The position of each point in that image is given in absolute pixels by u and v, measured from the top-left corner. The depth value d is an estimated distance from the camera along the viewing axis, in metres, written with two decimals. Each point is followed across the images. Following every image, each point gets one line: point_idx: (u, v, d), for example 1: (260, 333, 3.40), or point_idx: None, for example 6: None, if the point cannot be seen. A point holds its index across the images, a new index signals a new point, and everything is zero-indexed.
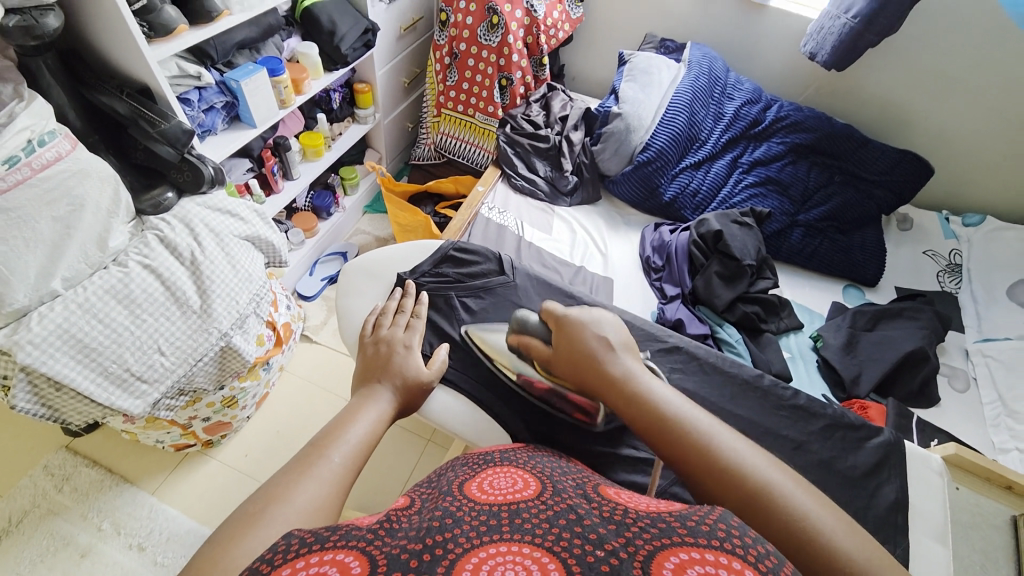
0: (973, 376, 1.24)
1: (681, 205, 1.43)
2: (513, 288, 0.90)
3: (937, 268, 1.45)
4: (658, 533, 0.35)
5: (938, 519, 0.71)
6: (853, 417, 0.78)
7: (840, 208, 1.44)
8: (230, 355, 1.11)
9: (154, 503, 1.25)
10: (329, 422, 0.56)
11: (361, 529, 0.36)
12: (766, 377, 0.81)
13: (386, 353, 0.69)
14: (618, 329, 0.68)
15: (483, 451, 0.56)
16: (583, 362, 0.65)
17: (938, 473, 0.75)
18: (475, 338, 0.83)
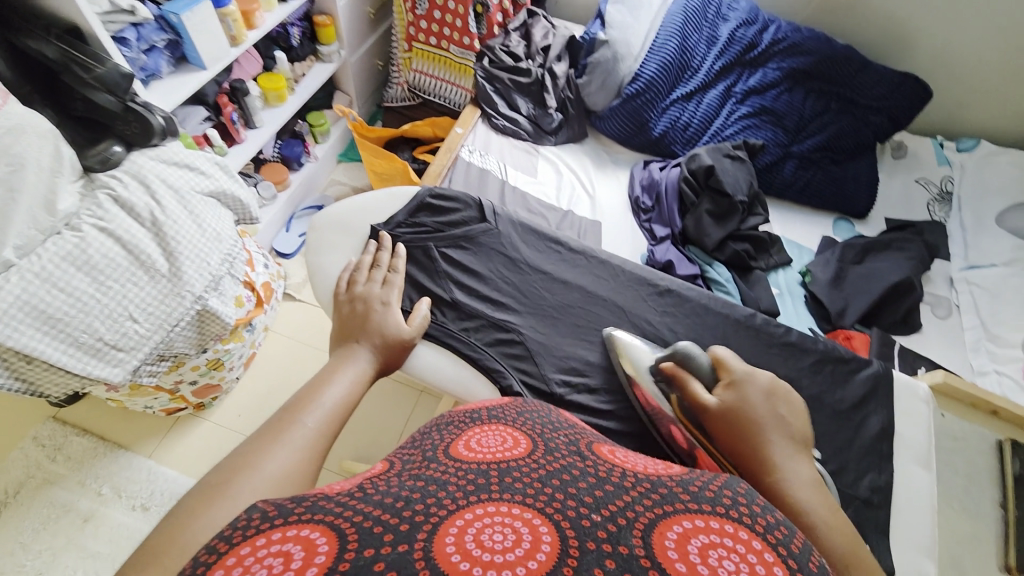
0: (956, 304, 1.26)
1: (671, 141, 1.35)
2: (496, 236, 0.85)
3: (928, 196, 1.43)
4: (660, 500, 0.33)
5: (921, 443, 0.73)
6: (843, 350, 0.78)
7: (835, 137, 1.39)
8: (208, 318, 1.06)
9: (152, 467, 1.25)
10: (304, 386, 0.54)
11: (329, 498, 0.33)
12: (758, 316, 0.80)
13: (363, 311, 0.66)
14: (803, 426, 0.60)
15: (467, 409, 0.53)
16: (746, 425, 0.57)
17: (923, 401, 0.77)
18: (460, 290, 0.80)
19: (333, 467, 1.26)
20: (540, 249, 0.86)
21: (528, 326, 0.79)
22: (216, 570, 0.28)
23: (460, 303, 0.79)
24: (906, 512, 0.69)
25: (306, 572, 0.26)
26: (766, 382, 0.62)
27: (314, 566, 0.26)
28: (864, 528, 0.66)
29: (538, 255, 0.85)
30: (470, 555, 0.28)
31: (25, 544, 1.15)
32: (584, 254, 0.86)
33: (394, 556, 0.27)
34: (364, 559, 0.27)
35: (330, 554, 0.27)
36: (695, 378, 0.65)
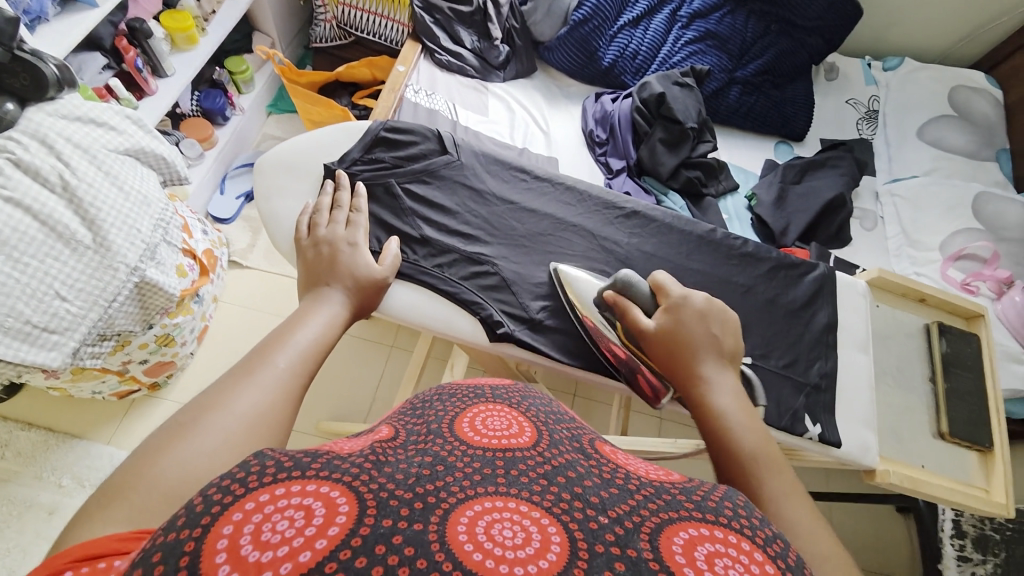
0: (881, 216, 1.38)
1: (621, 71, 1.33)
2: (458, 168, 0.83)
3: (857, 116, 1.52)
4: (664, 505, 0.33)
5: (860, 333, 0.82)
6: (794, 258, 0.84)
7: (775, 60, 1.42)
8: (150, 290, 0.98)
9: (113, 452, 1.19)
10: (275, 327, 0.51)
11: (345, 457, 0.33)
12: (718, 232, 0.84)
13: (329, 255, 0.64)
14: (734, 338, 0.61)
15: (469, 381, 0.48)
16: (678, 351, 0.59)
17: (860, 296, 0.85)
18: (429, 226, 0.78)
19: (309, 430, 1.25)
20: (505, 180, 0.84)
21: (501, 260, 0.78)
22: (239, 511, 0.28)
23: (430, 239, 0.77)
24: (849, 393, 0.78)
25: (329, 531, 0.27)
26: (702, 303, 0.63)
27: (336, 529, 0.27)
28: (815, 410, 0.75)
29: (504, 185, 0.84)
30: (481, 547, 0.28)
31: None
32: (549, 184, 0.85)
33: (411, 536, 0.27)
34: (382, 530, 0.27)
35: (351, 517, 0.28)
36: (635, 306, 0.65)
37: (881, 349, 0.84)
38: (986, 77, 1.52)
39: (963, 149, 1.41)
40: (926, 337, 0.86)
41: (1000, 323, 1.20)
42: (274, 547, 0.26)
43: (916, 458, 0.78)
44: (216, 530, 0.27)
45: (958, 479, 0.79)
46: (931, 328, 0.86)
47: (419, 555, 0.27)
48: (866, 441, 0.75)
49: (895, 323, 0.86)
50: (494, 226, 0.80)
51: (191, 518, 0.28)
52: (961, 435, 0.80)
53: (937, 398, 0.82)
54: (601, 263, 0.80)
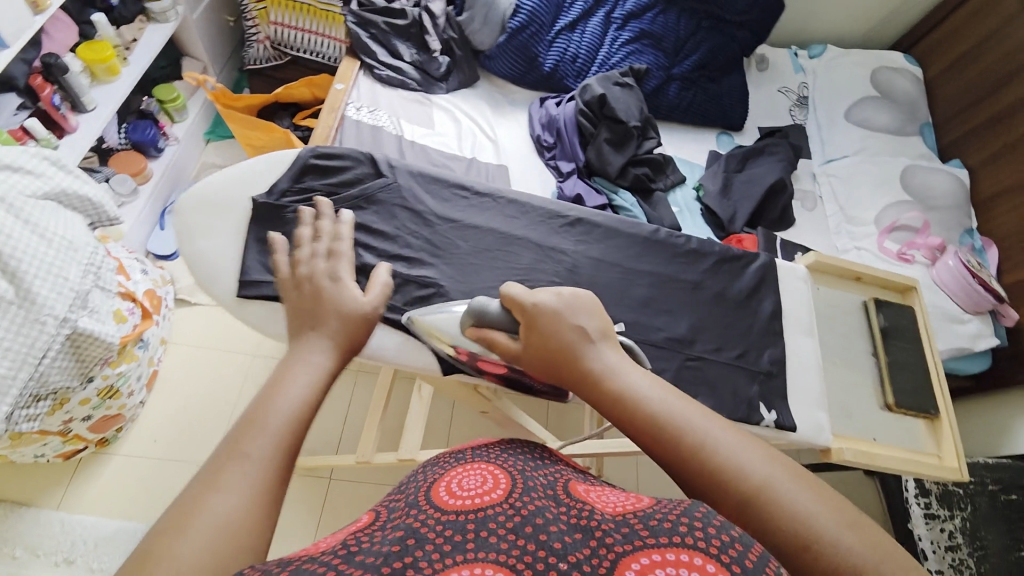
0: (820, 195, 1.46)
1: (562, 75, 1.35)
2: (395, 190, 0.82)
3: (789, 103, 1.60)
4: (621, 538, 0.34)
5: (805, 316, 0.86)
6: (736, 250, 0.87)
7: (709, 55, 1.47)
8: (84, 341, 0.92)
9: (66, 517, 1.11)
10: (264, 383, 0.44)
11: (317, 557, 0.32)
12: (662, 231, 0.86)
13: (314, 290, 0.58)
14: (600, 314, 0.55)
15: (456, 447, 0.49)
16: (555, 358, 0.52)
17: (801, 279, 0.89)
18: (370, 252, 0.76)
19: None
20: (445, 198, 0.83)
21: (459, 279, 0.78)
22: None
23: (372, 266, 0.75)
24: (799, 377, 0.81)
25: None
26: (551, 301, 0.55)
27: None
28: (769, 397, 0.78)
29: (445, 204, 0.83)
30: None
31: None
32: (491, 198, 0.85)
33: None
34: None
35: None
36: (496, 332, 0.59)
37: (824, 330, 0.88)
38: (903, 57, 1.62)
39: (888, 127, 1.50)
40: (865, 311, 0.91)
41: (938, 289, 1.27)
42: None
43: (868, 432, 0.83)
44: None
45: (911, 448, 0.84)
46: (868, 304, 0.90)
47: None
48: (818, 421, 0.79)
49: (839, 302, 0.91)
50: (440, 247, 0.80)
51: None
52: (907, 405, 0.84)
53: (881, 371, 0.87)
54: (554, 272, 0.81)
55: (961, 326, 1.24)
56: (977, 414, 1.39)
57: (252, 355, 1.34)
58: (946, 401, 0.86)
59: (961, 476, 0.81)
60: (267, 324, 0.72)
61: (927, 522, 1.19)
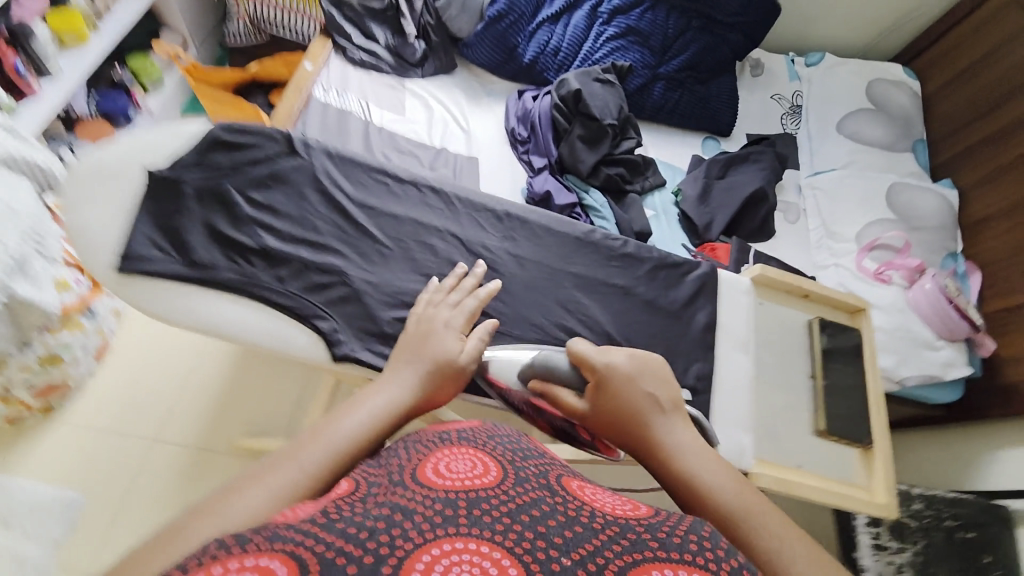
0: (804, 208, 1.42)
1: (543, 68, 1.31)
2: (306, 171, 0.78)
3: (782, 111, 1.55)
4: (629, 546, 0.36)
5: (741, 331, 0.84)
6: (675, 257, 0.86)
7: (698, 56, 1.43)
8: (20, 308, 0.91)
9: (6, 482, 1.09)
10: (334, 411, 0.51)
11: (291, 526, 0.33)
12: (596, 233, 0.85)
13: (424, 330, 0.65)
14: (670, 386, 0.63)
15: (438, 428, 0.49)
16: (616, 418, 0.60)
17: (744, 292, 0.87)
18: (270, 235, 0.74)
19: (223, 448, 1.20)
20: (362, 183, 0.80)
21: (386, 270, 0.76)
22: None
23: (271, 249, 0.73)
24: (725, 395, 0.80)
25: None
26: (623, 366, 0.64)
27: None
28: None
29: (364, 190, 0.80)
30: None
31: None
32: (411, 186, 0.82)
33: None
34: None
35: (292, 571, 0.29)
36: (562, 388, 0.66)
37: (764, 349, 0.85)
38: (903, 70, 1.57)
39: (879, 142, 1.45)
40: (808, 333, 0.87)
41: (912, 310, 1.23)
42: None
43: (795, 459, 0.80)
44: None
45: (842, 478, 0.81)
46: (813, 323, 0.87)
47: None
48: (741, 443, 0.77)
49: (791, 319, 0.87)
50: (361, 237, 0.77)
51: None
52: (840, 433, 0.81)
53: (816, 399, 0.83)
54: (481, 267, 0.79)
55: (934, 352, 1.19)
56: (946, 444, 1.33)
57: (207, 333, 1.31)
58: (881, 432, 0.83)
59: (889, 513, 0.78)
60: (146, 300, 0.69)
61: (875, 553, 1.17)
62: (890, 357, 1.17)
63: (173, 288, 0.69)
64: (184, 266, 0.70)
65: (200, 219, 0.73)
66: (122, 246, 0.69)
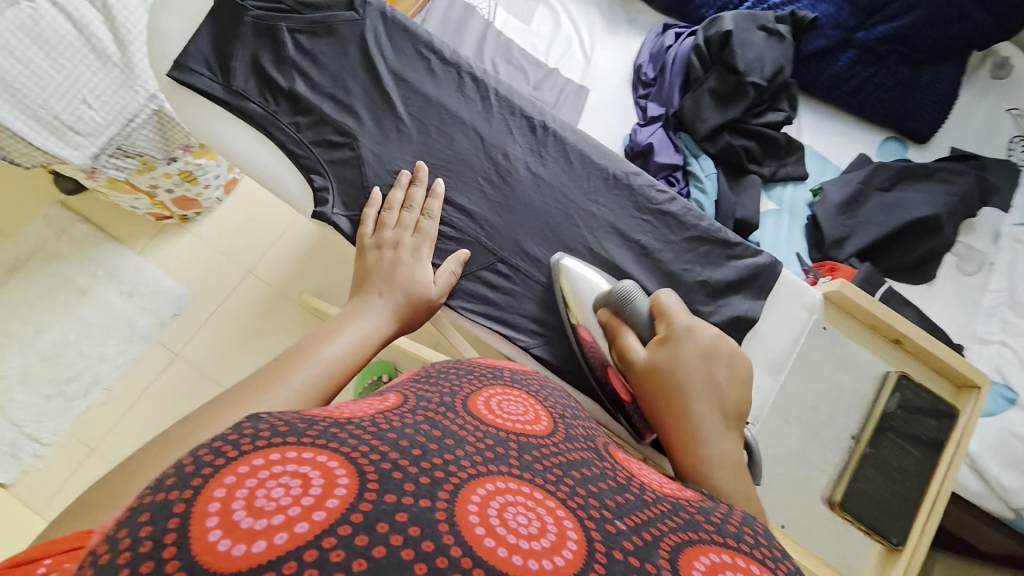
0: (992, 261, 1.06)
1: (702, 3, 1.12)
2: (358, 28, 0.77)
3: (1017, 130, 1.13)
4: (681, 525, 0.36)
5: (779, 350, 0.71)
6: (728, 234, 0.73)
7: (917, 26, 1.09)
8: (168, 124, 1.05)
9: (139, 262, 1.37)
10: (305, 339, 0.53)
11: (343, 425, 0.32)
12: (639, 178, 0.75)
13: (391, 261, 0.64)
14: (742, 381, 0.58)
15: (490, 364, 0.51)
16: (666, 388, 0.56)
17: (806, 308, 0.73)
18: (303, 82, 0.74)
19: (293, 297, 1.37)
20: (405, 54, 0.77)
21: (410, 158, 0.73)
22: (232, 473, 0.27)
23: (298, 95, 0.74)
24: None
25: (329, 503, 0.26)
26: (710, 339, 0.59)
27: (335, 501, 0.26)
28: None
29: (404, 61, 0.77)
30: (496, 533, 0.28)
31: (31, 303, 1.31)
32: (455, 71, 0.77)
33: (416, 512, 0.27)
34: (385, 507, 0.26)
35: (352, 490, 0.27)
36: (629, 330, 0.62)
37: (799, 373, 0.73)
38: None
39: None
40: (878, 386, 0.73)
41: None
42: (267, 516, 0.25)
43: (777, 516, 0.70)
44: (208, 493, 0.26)
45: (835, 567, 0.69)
46: (890, 376, 0.72)
47: (425, 536, 0.26)
48: None
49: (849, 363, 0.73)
50: (388, 109, 0.74)
51: (181, 479, 0.27)
52: (853, 513, 0.69)
53: (848, 461, 0.71)
54: (510, 178, 0.74)
55: None
56: None
57: None
58: (920, 534, 0.67)
59: None
60: (188, 113, 0.74)
61: None
62: None
63: (207, 108, 0.73)
64: (223, 90, 0.73)
65: (250, 49, 0.74)
66: (180, 54, 0.73)
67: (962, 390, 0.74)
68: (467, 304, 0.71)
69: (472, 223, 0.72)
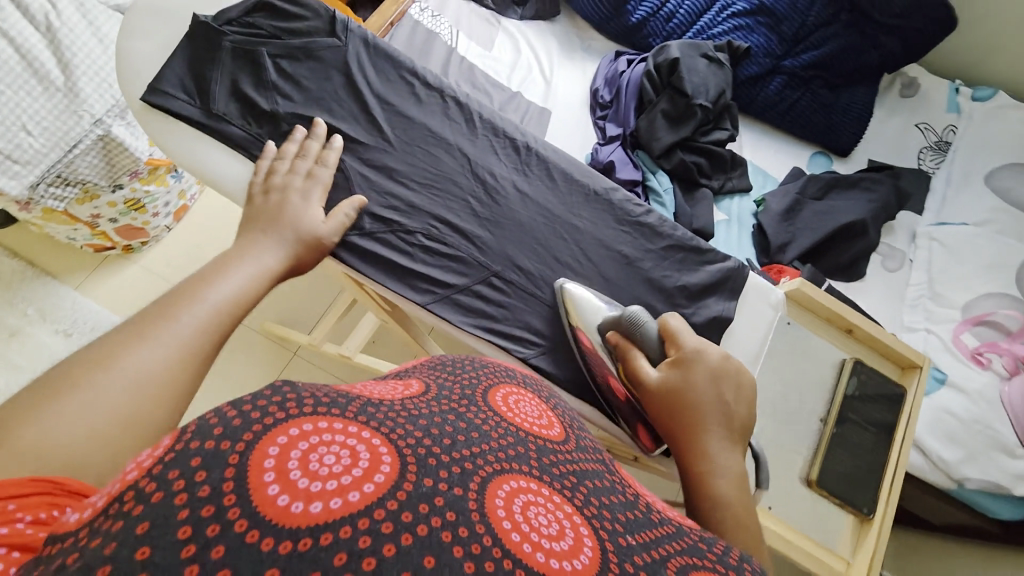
0: (910, 259, 1.19)
1: (650, 32, 1.21)
2: (342, 54, 0.77)
3: (923, 143, 1.29)
4: (688, 547, 0.35)
5: (752, 346, 0.76)
6: (700, 242, 0.78)
7: (835, 55, 1.24)
8: (114, 147, 0.99)
9: (76, 298, 1.26)
10: (190, 277, 0.52)
11: (379, 405, 0.33)
12: (617, 193, 0.79)
13: (278, 204, 0.64)
14: (750, 399, 0.58)
15: (502, 363, 0.51)
16: (681, 409, 0.56)
17: (772, 306, 0.78)
18: (286, 103, 0.74)
19: (254, 327, 1.27)
20: (389, 78, 0.78)
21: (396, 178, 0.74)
22: (285, 434, 0.27)
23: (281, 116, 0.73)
24: None
25: (375, 478, 0.27)
26: (717, 359, 0.59)
27: (381, 477, 0.27)
28: None
29: (388, 85, 0.78)
30: (520, 528, 0.28)
31: None
32: (439, 96, 0.79)
33: (450, 497, 0.28)
34: (424, 490, 0.27)
35: (395, 470, 0.28)
36: (639, 351, 0.62)
37: (772, 372, 0.77)
38: None
39: None
40: (837, 372, 0.80)
41: (1004, 410, 0.98)
42: (321, 480, 0.26)
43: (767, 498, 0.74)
44: (261, 449, 0.26)
45: (819, 541, 0.74)
46: (845, 362, 0.80)
47: (462, 524, 0.27)
48: None
49: (809, 355, 0.80)
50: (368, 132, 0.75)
51: (228, 430, 0.27)
52: (830, 489, 0.75)
53: (820, 442, 0.77)
54: (500, 198, 0.76)
55: (1012, 462, 0.96)
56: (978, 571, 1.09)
57: None
58: (885, 508, 0.74)
59: None
60: (164, 137, 0.72)
61: None
62: (957, 452, 0.97)
63: (188, 134, 0.72)
64: (202, 113, 0.72)
65: (229, 74, 0.74)
66: (155, 78, 0.72)
67: (905, 368, 0.84)
68: (465, 318, 0.72)
69: (460, 237, 0.74)
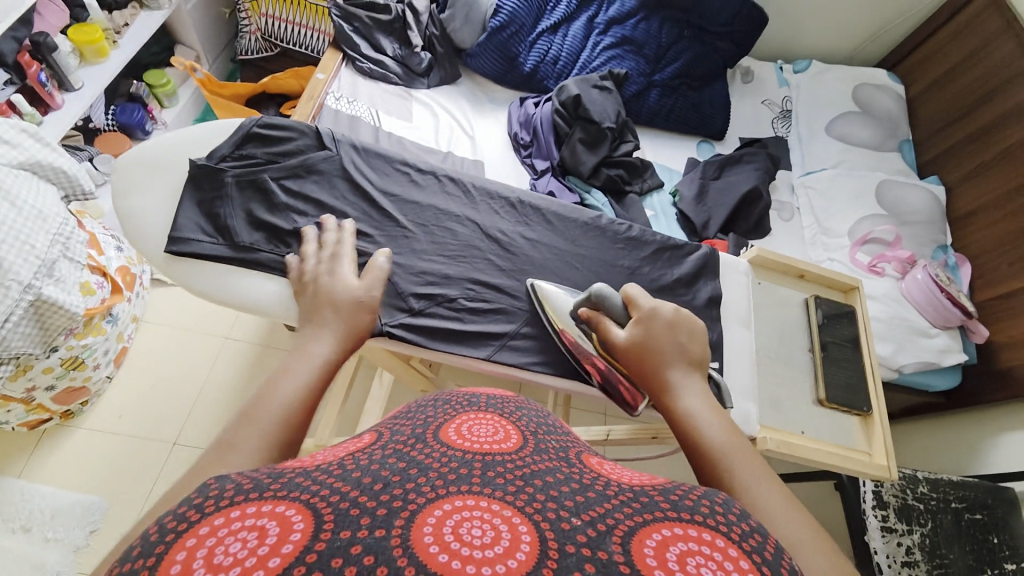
0: (797, 207, 1.44)
1: (543, 77, 1.39)
2: (336, 162, 0.85)
3: (772, 115, 1.60)
4: (643, 507, 0.28)
5: (743, 307, 0.92)
6: (678, 239, 0.92)
7: (690, 63, 1.50)
8: (47, 309, 0.92)
9: (24, 486, 1.10)
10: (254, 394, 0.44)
11: (311, 474, 0.29)
12: (604, 219, 0.91)
13: (320, 286, 0.66)
14: (700, 339, 0.62)
15: (468, 392, 0.44)
16: (642, 358, 0.60)
17: (743, 274, 0.96)
18: (300, 217, 0.80)
19: None
20: (385, 172, 0.87)
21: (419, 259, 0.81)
22: (193, 536, 0.24)
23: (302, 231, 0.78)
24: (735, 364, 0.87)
25: (282, 549, 0.23)
26: (669, 314, 0.64)
27: (291, 545, 0.23)
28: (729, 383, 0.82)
29: (386, 179, 0.86)
30: (450, 548, 0.24)
31: None
32: (432, 177, 0.88)
33: (369, 543, 0.23)
34: (339, 543, 0.23)
35: (307, 533, 0.23)
36: (606, 323, 0.67)
37: (761, 322, 0.94)
38: (886, 75, 1.61)
39: (867, 142, 1.48)
40: (805, 309, 0.97)
41: (907, 302, 1.25)
42: (226, 569, 0.22)
43: (797, 426, 0.88)
44: (171, 557, 0.23)
45: (844, 445, 0.89)
46: (808, 299, 0.97)
47: (378, 562, 0.22)
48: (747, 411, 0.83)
49: (774, 304, 0.96)
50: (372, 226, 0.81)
51: (146, 548, 0.24)
52: (837, 400, 0.89)
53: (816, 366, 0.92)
54: (513, 249, 0.86)
55: (928, 339, 1.22)
56: (949, 430, 1.36)
57: (220, 335, 1.33)
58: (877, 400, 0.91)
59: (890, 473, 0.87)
60: (193, 279, 0.76)
61: (884, 535, 1.16)
62: (888, 345, 1.20)
63: (217, 268, 0.76)
64: (229, 248, 0.77)
65: (240, 206, 0.79)
66: (172, 228, 0.77)
67: (848, 291, 1.02)
68: (525, 358, 0.79)
69: (493, 292, 0.82)
